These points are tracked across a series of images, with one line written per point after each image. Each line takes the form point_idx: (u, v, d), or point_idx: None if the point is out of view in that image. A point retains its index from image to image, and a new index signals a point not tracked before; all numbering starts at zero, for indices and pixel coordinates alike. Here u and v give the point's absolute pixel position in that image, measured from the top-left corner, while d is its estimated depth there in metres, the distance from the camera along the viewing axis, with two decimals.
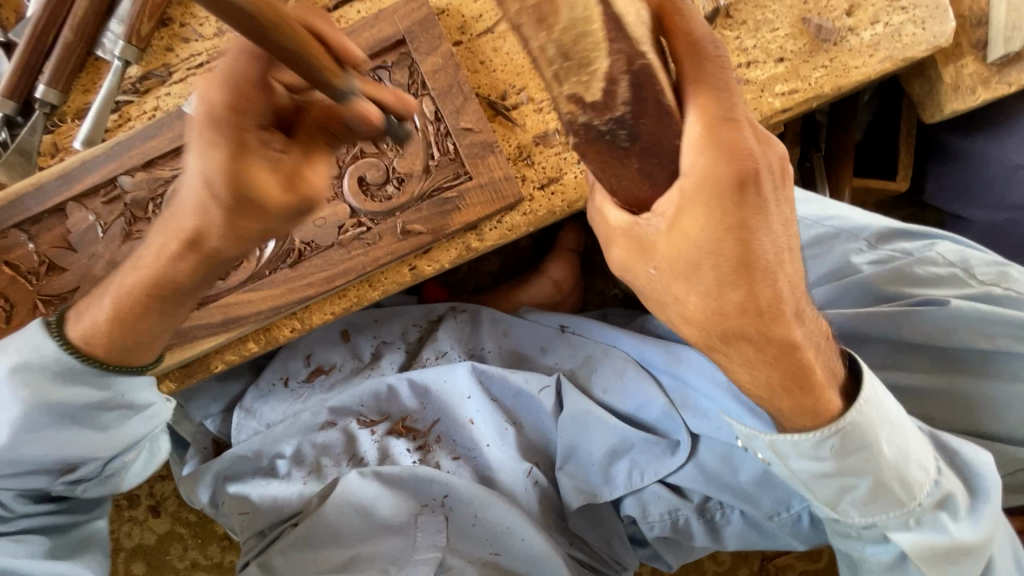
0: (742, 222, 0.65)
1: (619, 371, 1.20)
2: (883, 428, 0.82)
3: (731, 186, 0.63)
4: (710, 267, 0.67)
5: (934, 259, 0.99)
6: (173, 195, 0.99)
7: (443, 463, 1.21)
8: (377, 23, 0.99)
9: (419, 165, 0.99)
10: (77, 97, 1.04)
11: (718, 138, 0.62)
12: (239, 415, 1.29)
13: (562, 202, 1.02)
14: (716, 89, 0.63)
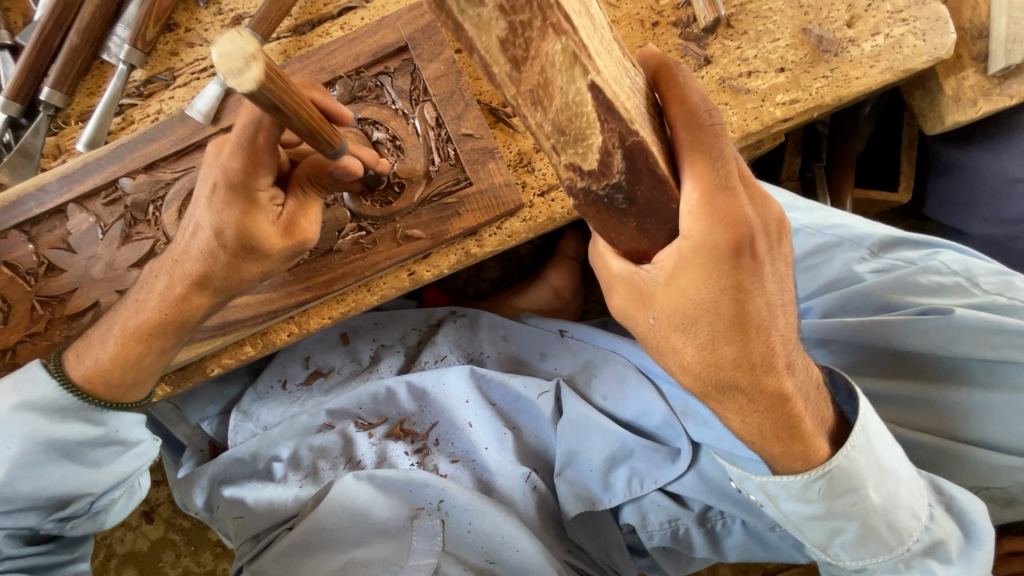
0: (738, 284, 0.67)
1: (619, 377, 1.19)
2: (875, 477, 0.81)
3: (726, 253, 0.65)
4: (709, 273, 0.66)
5: (937, 268, 0.97)
6: (174, 198, 0.99)
7: (441, 466, 1.20)
8: (380, 30, 1.00)
9: (420, 169, 0.99)
10: (81, 100, 1.05)
11: (714, 206, 0.64)
12: (236, 416, 1.28)
13: (562, 209, 1.01)
14: (711, 156, 0.64)
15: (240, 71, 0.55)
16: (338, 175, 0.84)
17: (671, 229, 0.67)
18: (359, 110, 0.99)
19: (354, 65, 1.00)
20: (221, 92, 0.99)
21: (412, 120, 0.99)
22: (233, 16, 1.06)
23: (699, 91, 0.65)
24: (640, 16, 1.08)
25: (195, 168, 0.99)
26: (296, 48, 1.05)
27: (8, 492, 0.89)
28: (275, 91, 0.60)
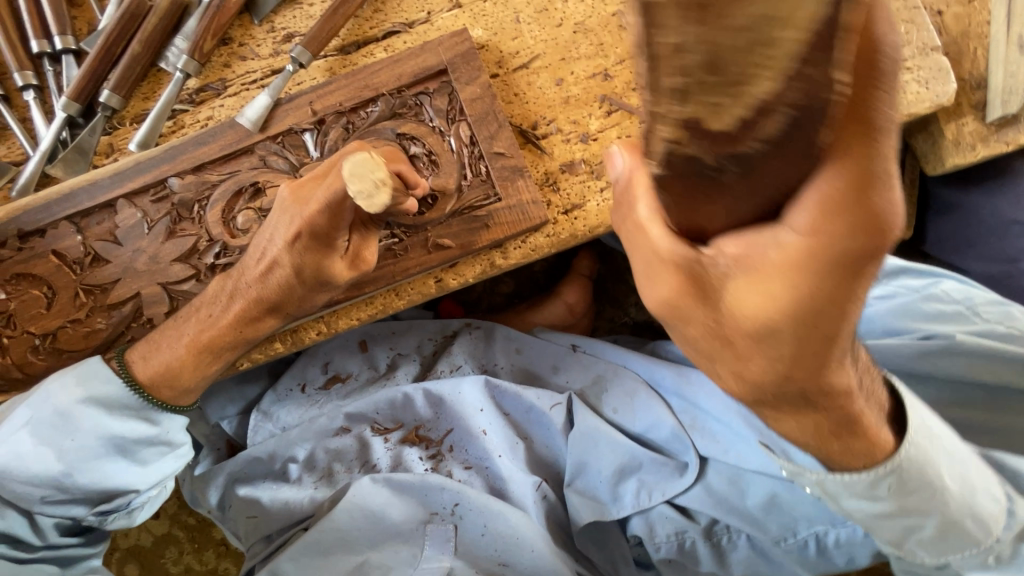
0: (843, 298, 0.56)
1: (630, 391, 1.23)
2: (943, 461, 0.84)
3: (851, 263, 0.53)
4: (825, 282, 0.54)
5: (939, 297, 1.03)
6: (219, 199, 1.04)
7: (454, 472, 1.23)
8: (422, 54, 1.07)
9: (452, 183, 1.04)
10: (136, 103, 1.11)
11: (852, 206, 0.48)
12: (257, 417, 1.32)
13: (584, 227, 1.08)
14: (871, 141, 0.45)
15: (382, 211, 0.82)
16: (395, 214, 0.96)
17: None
18: (399, 126, 1.06)
19: (397, 84, 1.07)
20: (270, 102, 1.05)
21: (448, 138, 1.06)
22: (284, 33, 1.13)
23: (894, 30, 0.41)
24: None
25: (241, 171, 1.05)
26: (342, 66, 1.12)
27: (65, 483, 0.98)
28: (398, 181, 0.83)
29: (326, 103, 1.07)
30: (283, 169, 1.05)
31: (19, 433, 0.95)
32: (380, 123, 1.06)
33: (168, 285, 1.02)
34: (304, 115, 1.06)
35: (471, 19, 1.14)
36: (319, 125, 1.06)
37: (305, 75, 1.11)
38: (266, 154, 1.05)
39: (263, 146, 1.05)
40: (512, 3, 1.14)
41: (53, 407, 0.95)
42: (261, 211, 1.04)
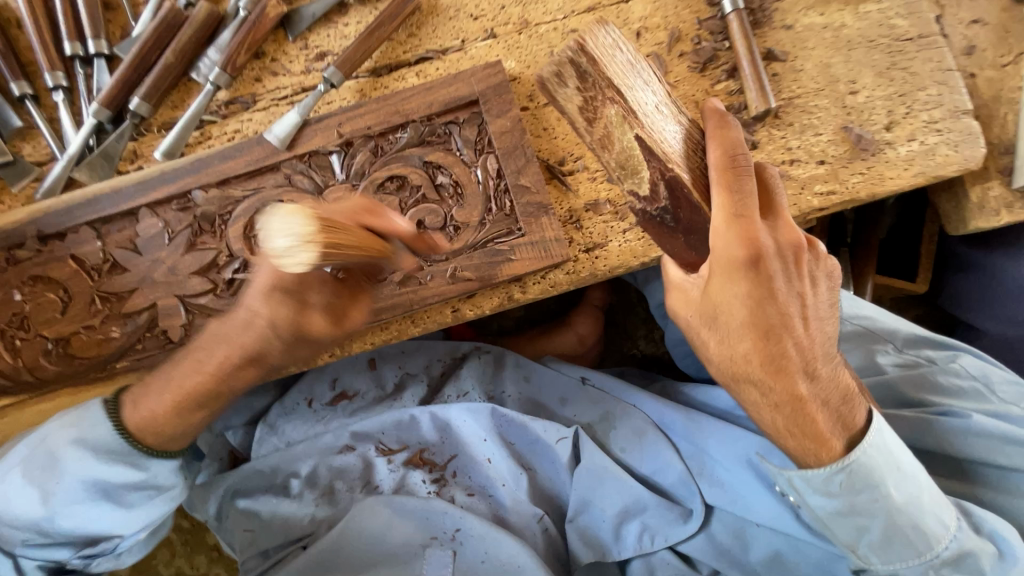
0: (759, 290, 0.92)
1: (640, 432, 1.23)
2: (894, 474, 0.94)
3: (744, 264, 0.90)
4: (740, 280, 0.91)
5: (956, 371, 1.04)
6: (241, 215, 1.04)
7: (457, 498, 1.23)
8: (454, 83, 1.07)
9: (476, 217, 1.04)
10: (165, 111, 1.11)
11: (730, 225, 0.91)
12: (263, 429, 1.33)
13: (604, 267, 1.08)
14: (733, 194, 0.90)
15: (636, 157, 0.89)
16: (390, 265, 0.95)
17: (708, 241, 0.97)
18: (426, 154, 1.06)
19: (427, 111, 1.07)
20: (299, 121, 1.05)
21: (474, 169, 1.06)
22: (317, 51, 1.13)
23: (736, 137, 0.92)
24: (696, 98, 1.13)
25: (265, 189, 1.05)
26: (373, 88, 1.12)
27: (49, 526, 0.97)
28: (656, 171, 0.90)
29: (355, 125, 1.06)
30: (308, 189, 1.05)
31: (12, 472, 0.96)
32: (408, 149, 1.06)
33: (185, 298, 1.02)
34: (332, 137, 1.06)
35: (505, 51, 1.14)
36: (346, 148, 1.05)
37: (336, 95, 1.11)
38: (292, 172, 1.05)
39: (290, 165, 1.05)
40: (547, 38, 1.14)
41: (46, 448, 0.96)
42: None
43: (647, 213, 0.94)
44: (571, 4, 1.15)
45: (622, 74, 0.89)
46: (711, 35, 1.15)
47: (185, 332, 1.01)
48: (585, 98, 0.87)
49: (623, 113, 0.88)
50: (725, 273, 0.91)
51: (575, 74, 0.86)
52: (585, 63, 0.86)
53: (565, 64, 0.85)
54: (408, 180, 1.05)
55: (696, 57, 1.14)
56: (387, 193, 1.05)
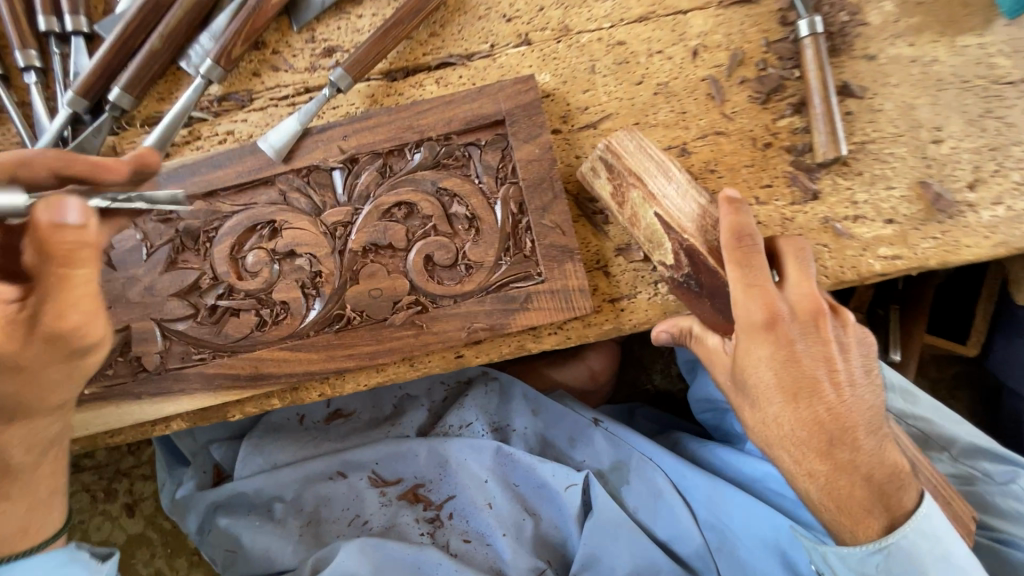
0: (783, 352, 0.78)
1: (656, 492, 1.14)
2: (938, 566, 0.79)
3: (762, 327, 0.78)
4: (761, 345, 0.79)
5: (1017, 495, 0.93)
6: (228, 233, 0.91)
7: (452, 544, 1.14)
8: (479, 98, 0.93)
9: (491, 256, 0.92)
10: (150, 104, 0.98)
11: (744, 295, 0.79)
12: (247, 446, 1.21)
13: (631, 321, 0.96)
14: (744, 264, 0.79)
15: (659, 230, 0.86)
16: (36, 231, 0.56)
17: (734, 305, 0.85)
18: (441, 179, 0.93)
19: (446, 129, 0.93)
20: (299, 130, 0.92)
21: (494, 202, 0.93)
22: (325, 46, 0.99)
23: (750, 217, 0.80)
24: (753, 134, 0.99)
25: (256, 206, 0.92)
26: (385, 95, 0.98)
27: None
28: (676, 241, 0.86)
29: (362, 139, 0.93)
30: (305, 210, 0.92)
31: None
32: (420, 172, 0.93)
33: (162, 322, 0.91)
34: (334, 152, 0.93)
35: (540, 61, 0.99)
36: (351, 165, 0.92)
37: (343, 101, 0.98)
38: (287, 188, 0.92)
39: (285, 179, 0.92)
40: (589, 49, 0.99)
41: None
42: (274, 253, 0.92)
43: (674, 279, 0.88)
44: (620, 11, 1.00)
45: (651, 154, 0.87)
46: (779, 61, 1.00)
47: (160, 360, 0.90)
48: (614, 185, 0.88)
49: (646, 194, 0.86)
50: (748, 337, 0.79)
51: (605, 166, 0.89)
52: (614, 156, 0.88)
53: (597, 161, 0.89)
54: (419, 209, 0.92)
55: (759, 86, 0.99)
56: (394, 221, 0.92)
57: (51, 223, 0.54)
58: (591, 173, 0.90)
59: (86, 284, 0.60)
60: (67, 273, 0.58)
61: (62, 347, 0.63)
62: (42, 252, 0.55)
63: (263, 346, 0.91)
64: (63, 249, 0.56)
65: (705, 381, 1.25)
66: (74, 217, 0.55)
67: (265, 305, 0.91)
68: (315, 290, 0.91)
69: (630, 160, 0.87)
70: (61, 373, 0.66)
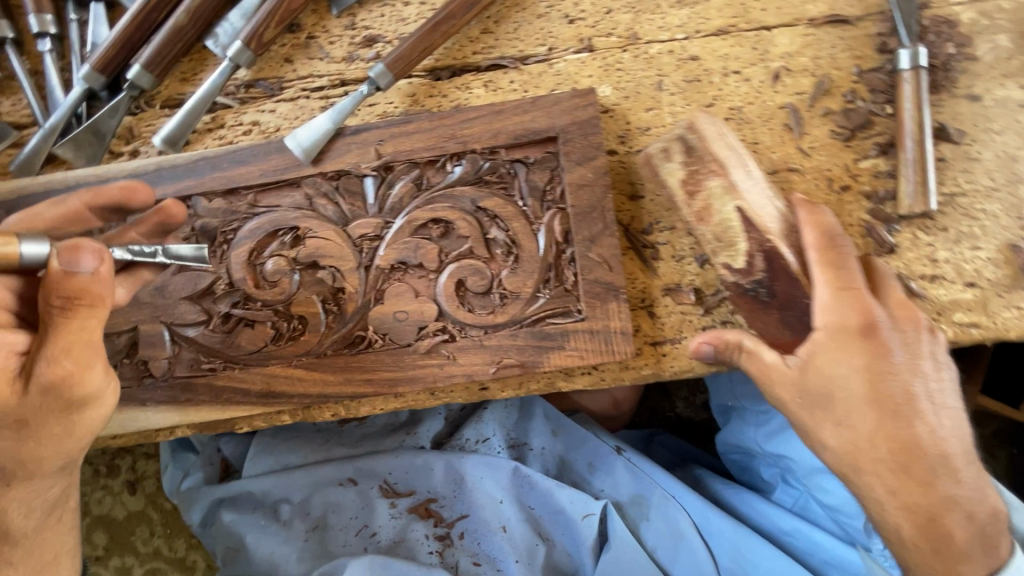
0: (877, 367, 0.69)
1: (677, 533, 1.04)
2: None
3: (857, 334, 0.70)
4: (855, 350, 0.69)
5: None
6: (247, 236, 0.85)
7: (462, 565, 1.04)
8: (531, 110, 0.84)
9: (529, 287, 0.84)
10: (172, 83, 0.90)
11: (836, 294, 0.71)
12: (256, 445, 1.12)
13: (672, 368, 0.89)
14: (836, 266, 0.72)
15: (736, 225, 0.76)
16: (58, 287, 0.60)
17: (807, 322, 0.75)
18: (481, 197, 0.84)
19: (492, 142, 0.84)
20: (331, 130, 0.84)
21: (537, 228, 0.84)
22: (365, 34, 0.90)
23: (833, 217, 0.75)
24: (830, 174, 0.89)
25: (281, 209, 0.85)
26: (428, 95, 0.89)
27: None
28: (754, 241, 0.75)
29: (399, 146, 0.85)
30: (331, 219, 0.85)
31: None
32: (460, 188, 0.85)
33: (172, 326, 0.85)
34: (368, 157, 0.85)
35: (602, 71, 0.89)
36: (384, 173, 0.85)
37: (381, 99, 0.89)
38: (314, 193, 0.85)
39: (312, 182, 0.85)
40: (657, 62, 0.89)
41: None
42: (294, 263, 0.85)
43: (738, 287, 0.78)
44: (697, 21, 0.89)
45: (732, 144, 0.77)
46: (870, 93, 0.89)
47: (168, 367, 0.85)
48: (688, 172, 0.78)
49: (727, 183, 0.75)
50: (838, 345, 0.70)
51: (682, 149, 0.78)
52: (695, 138, 0.77)
53: (673, 140, 0.79)
54: (455, 228, 0.84)
55: (845, 120, 0.89)
56: (427, 238, 0.85)
57: (63, 269, 0.59)
58: (659, 157, 0.80)
59: (86, 332, 0.63)
60: (69, 317, 0.61)
61: (60, 396, 0.64)
62: (53, 295, 0.60)
63: (278, 361, 0.85)
64: (72, 295, 0.60)
65: (738, 426, 1.17)
66: (87, 264, 0.60)
67: (282, 317, 0.85)
68: (337, 307, 0.85)
69: (714, 144, 0.76)
70: (60, 429, 0.67)
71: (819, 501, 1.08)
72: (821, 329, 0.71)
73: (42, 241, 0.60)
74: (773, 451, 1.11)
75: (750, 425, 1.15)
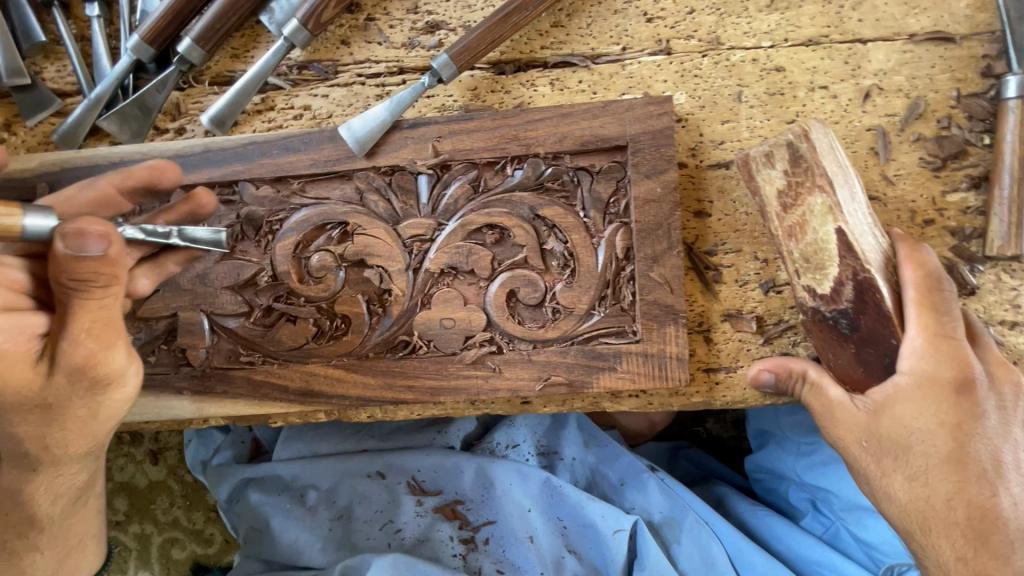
0: (961, 423, 0.67)
1: (710, 562, 1.02)
2: None
3: (950, 386, 0.67)
4: (944, 401, 0.67)
5: None
6: (294, 228, 0.81)
7: (485, 572, 1.03)
8: (601, 115, 0.79)
9: (584, 303, 0.80)
10: (222, 60, 0.86)
11: (934, 342, 0.68)
12: (288, 431, 1.11)
13: (724, 397, 0.85)
14: (937, 311, 0.68)
15: (833, 248, 0.69)
16: (68, 263, 0.54)
17: (888, 363, 0.70)
18: (541, 205, 0.80)
19: (557, 147, 0.79)
20: (388, 121, 0.79)
21: (597, 242, 0.80)
22: (428, 19, 0.85)
23: (934, 256, 0.71)
24: (914, 206, 0.82)
25: (329, 202, 0.81)
26: (490, 90, 0.84)
27: None
28: (848, 269, 0.69)
29: (458, 143, 0.80)
30: (382, 216, 0.81)
31: None
32: (519, 193, 0.80)
33: (212, 315, 0.82)
34: (425, 154, 0.80)
35: (678, 76, 0.83)
36: (440, 172, 0.80)
37: (440, 92, 0.84)
38: (366, 187, 0.81)
39: (365, 176, 0.81)
40: (739, 71, 0.83)
41: None
42: (341, 259, 0.81)
43: (817, 312, 0.72)
44: (786, 29, 0.83)
45: (840, 160, 0.69)
46: (967, 119, 0.82)
47: (205, 357, 0.83)
48: (790, 183, 0.69)
49: (833, 203, 0.68)
50: (924, 393, 0.67)
51: (788, 156, 0.68)
52: (806, 148, 0.67)
53: (780, 146, 0.69)
54: (510, 235, 0.80)
55: (937, 148, 0.82)
56: (480, 244, 0.81)
57: (68, 252, 0.53)
58: (757, 163, 0.71)
59: (103, 309, 0.59)
60: (83, 296, 0.57)
61: (83, 378, 0.60)
62: (61, 276, 0.55)
63: (318, 360, 0.82)
64: (83, 277, 0.55)
65: (776, 454, 1.13)
66: (95, 246, 0.54)
67: (326, 314, 0.82)
68: (382, 308, 0.82)
69: (826, 157, 0.68)
70: (85, 411, 0.63)
71: (854, 534, 1.06)
72: (907, 374, 0.68)
73: (47, 214, 0.56)
74: (813, 482, 1.09)
75: (791, 454, 1.11)
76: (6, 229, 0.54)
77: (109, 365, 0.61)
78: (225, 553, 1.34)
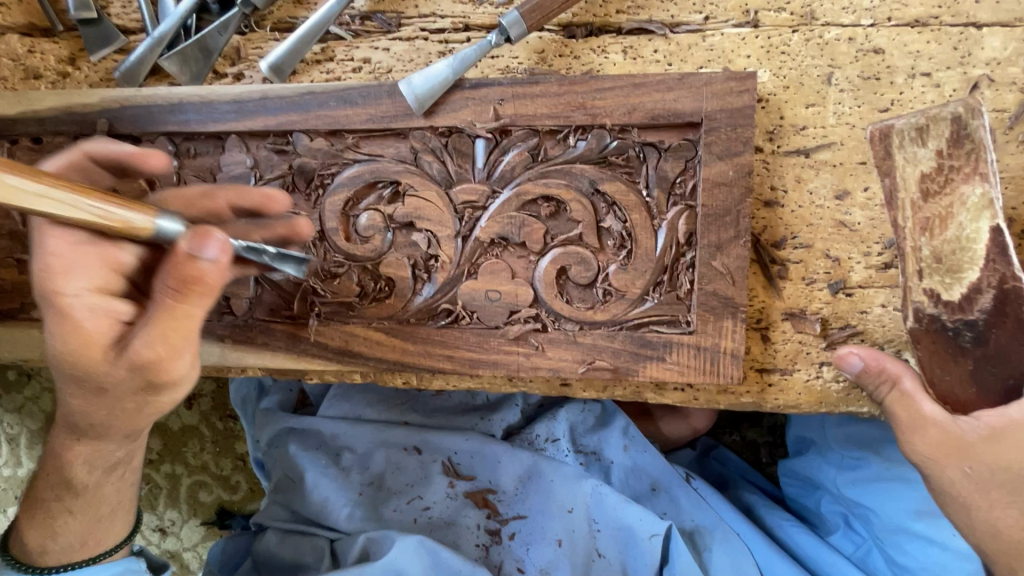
0: None
1: (741, 571, 0.99)
2: None
3: None
4: None
5: None
6: (346, 183, 0.79)
7: (506, 568, 1.01)
8: (677, 88, 0.73)
9: (638, 288, 0.76)
10: (285, 5, 0.84)
11: None
12: (336, 389, 1.14)
13: (776, 400, 0.80)
14: None
15: (981, 248, 0.65)
16: (179, 265, 0.56)
17: (1010, 385, 0.66)
18: (602, 179, 0.75)
19: (625, 119, 0.74)
20: (450, 78, 0.75)
21: (659, 225, 0.75)
22: None
23: None
24: (1014, 213, 0.75)
25: (383, 160, 0.78)
26: (557, 54, 0.80)
27: None
28: (994, 274, 0.66)
29: (522, 108, 0.76)
30: (435, 178, 0.78)
31: None
32: (580, 165, 0.76)
33: None
34: (485, 117, 0.76)
35: (763, 52, 0.77)
36: (500, 137, 0.77)
37: (506, 52, 0.80)
38: (421, 147, 0.78)
39: (421, 136, 0.78)
40: (831, 51, 0.76)
41: None
42: (390, 221, 0.79)
43: (937, 321, 0.68)
44: (891, 7, 0.75)
45: None
46: None
47: (248, 308, 0.83)
48: (941, 166, 0.65)
49: (993, 197, 0.64)
50: None
51: (948, 135, 0.64)
52: (975, 125, 0.63)
53: (944, 120, 0.64)
54: (567, 209, 0.76)
55: None
56: (534, 216, 0.77)
57: (190, 251, 0.56)
58: (903, 136, 0.65)
59: (193, 321, 0.59)
60: (177, 303, 0.57)
61: (143, 377, 0.59)
62: (169, 275, 0.56)
63: (359, 321, 0.81)
64: (185, 277, 0.56)
65: (815, 462, 1.07)
66: (211, 252, 0.57)
67: (370, 274, 0.81)
68: (427, 275, 0.80)
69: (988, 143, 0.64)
70: (134, 406, 0.63)
71: (889, 555, 1.01)
72: None
73: (173, 219, 0.59)
74: (852, 497, 1.03)
75: (832, 464, 1.06)
76: (136, 232, 0.57)
77: (176, 370, 0.60)
78: (250, 501, 1.37)
